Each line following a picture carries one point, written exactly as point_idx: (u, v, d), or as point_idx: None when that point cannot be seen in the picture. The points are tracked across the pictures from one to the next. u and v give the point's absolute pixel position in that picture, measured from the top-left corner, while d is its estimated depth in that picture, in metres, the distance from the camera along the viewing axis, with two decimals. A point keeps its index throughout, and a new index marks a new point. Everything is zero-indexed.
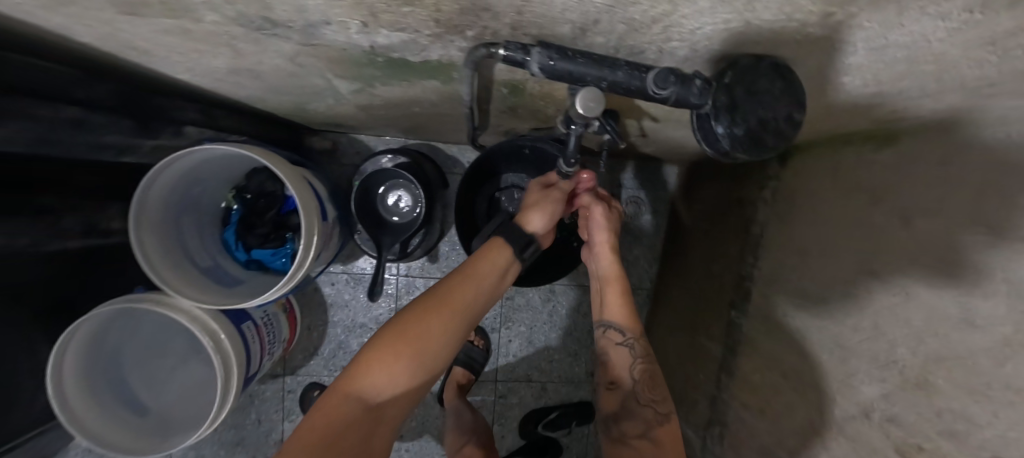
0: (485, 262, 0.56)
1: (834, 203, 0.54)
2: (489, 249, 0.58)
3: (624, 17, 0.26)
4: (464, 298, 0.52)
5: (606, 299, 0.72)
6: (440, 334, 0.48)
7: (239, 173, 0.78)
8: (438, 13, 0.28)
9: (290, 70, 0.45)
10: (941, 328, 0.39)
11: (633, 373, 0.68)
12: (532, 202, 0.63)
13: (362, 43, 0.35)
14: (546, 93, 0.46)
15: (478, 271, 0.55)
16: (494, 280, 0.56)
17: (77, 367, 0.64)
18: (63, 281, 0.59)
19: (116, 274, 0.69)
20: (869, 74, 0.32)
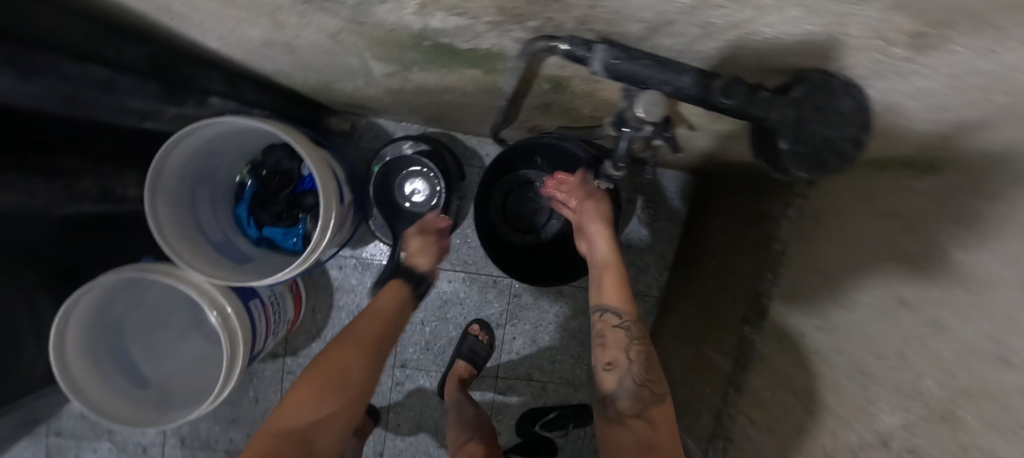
0: (387, 298, 0.66)
1: (863, 226, 0.53)
2: (387, 292, 0.68)
3: (702, 20, 0.25)
4: (371, 328, 0.61)
5: (603, 283, 0.70)
6: (352, 360, 0.57)
7: (257, 148, 0.76)
8: (505, 2, 0.27)
9: (327, 48, 0.44)
10: (972, 362, 0.37)
11: (628, 353, 0.64)
12: (413, 248, 0.72)
13: (412, 26, 0.33)
14: (587, 92, 0.45)
15: (379, 308, 0.64)
16: (394, 310, 0.65)
17: (80, 334, 0.63)
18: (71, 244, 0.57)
19: (126, 241, 0.67)
20: (937, 99, 0.31)
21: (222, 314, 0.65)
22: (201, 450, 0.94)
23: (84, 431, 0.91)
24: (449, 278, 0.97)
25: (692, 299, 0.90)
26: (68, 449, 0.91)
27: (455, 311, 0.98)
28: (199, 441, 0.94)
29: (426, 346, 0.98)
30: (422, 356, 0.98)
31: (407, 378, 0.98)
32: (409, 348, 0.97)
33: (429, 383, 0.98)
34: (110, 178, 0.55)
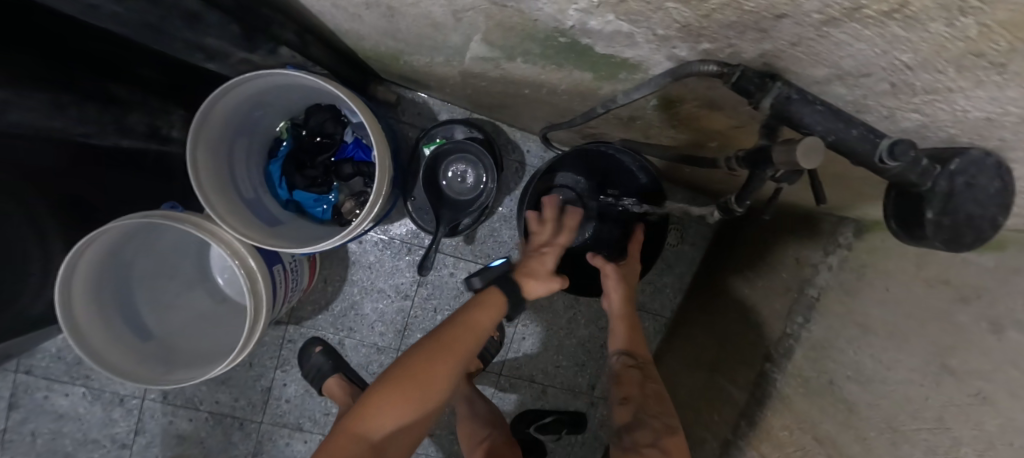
0: (487, 313, 0.62)
1: (911, 286, 0.53)
2: (487, 303, 0.62)
3: (900, 80, 0.25)
4: (460, 351, 0.59)
5: (614, 331, 0.74)
6: (438, 383, 0.56)
7: (301, 106, 0.72)
8: (700, 20, 0.25)
9: (436, 21, 0.41)
10: (1017, 439, 0.37)
11: (642, 389, 0.69)
12: (532, 270, 0.67)
13: (565, 21, 0.31)
14: (691, 116, 0.44)
15: (476, 328, 0.61)
16: (486, 329, 0.62)
17: (88, 275, 0.58)
18: (95, 176, 0.52)
19: (155, 183, 0.63)
20: None
21: (246, 267, 0.61)
22: (183, 408, 0.89)
23: (58, 373, 0.84)
24: (469, 270, 0.94)
25: (707, 325, 0.94)
26: (37, 389, 0.84)
27: None
28: (182, 398, 0.89)
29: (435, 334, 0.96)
30: None
31: None
32: (417, 334, 0.94)
33: None
34: (147, 112, 0.49)
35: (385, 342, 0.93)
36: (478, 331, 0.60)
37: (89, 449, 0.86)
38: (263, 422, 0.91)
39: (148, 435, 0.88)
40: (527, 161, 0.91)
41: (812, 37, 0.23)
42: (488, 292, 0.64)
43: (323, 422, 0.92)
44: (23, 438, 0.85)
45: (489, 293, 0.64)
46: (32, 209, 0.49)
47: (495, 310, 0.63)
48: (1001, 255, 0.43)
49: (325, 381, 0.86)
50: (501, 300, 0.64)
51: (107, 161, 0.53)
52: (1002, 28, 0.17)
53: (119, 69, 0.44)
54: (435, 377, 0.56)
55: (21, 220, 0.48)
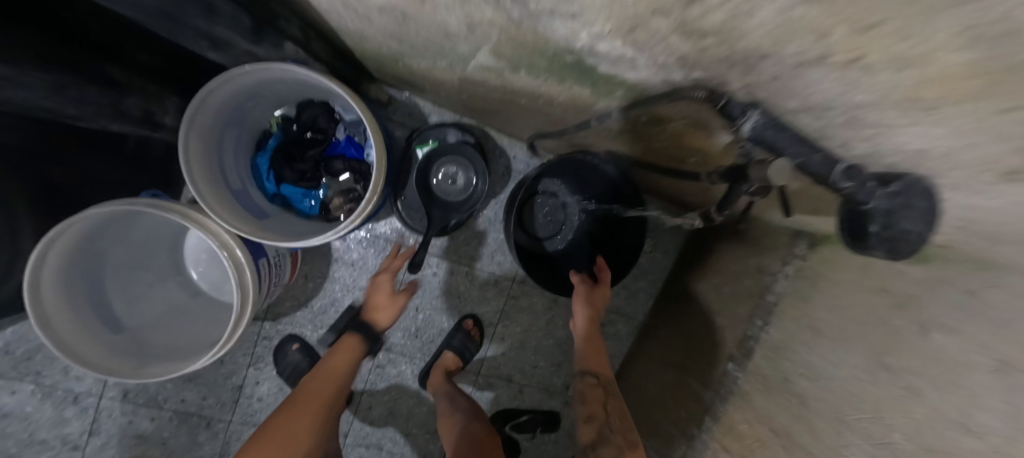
0: (340, 360, 0.75)
1: (855, 294, 0.60)
2: (340, 352, 0.77)
3: (853, 116, 0.30)
4: (320, 394, 0.70)
5: (581, 353, 0.79)
6: (302, 429, 0.64)
7: (294, 101, 0.72)
8: (696, 53, 0.30)
9: (447, 30, 0.43)
10: (938, 425, 0.44)
11: (606, 407, 0.71)
12: (376, 303, 0.83)
13: (576, 44, 0.35)
14: (677, 134, 0.49)
15: (334, 373, 0.74)
16: (345, 371, 0.75)
17: (61, 262, 0.55)
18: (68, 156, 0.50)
19: (127, 166, 0.60)
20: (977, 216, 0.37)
21: (233, 258, 0.60)
22: (145, 408, 0.84)
23: (3, 368, 0.79)
24: (453, 270, 0.96)
25: (676, 329, 1.00)
26: None
27: (453, 304, 0.97)
28: (144, 397, 0.84)
29: (416, 334, 0.96)
30: (408, 342, 0.96)
31: (390, 362, 0.96)
32: (397, 332, 0.95)
33: (411, 370, 0.97)
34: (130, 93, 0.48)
35: None
36: (336, 376, 0.74)
37: (36, 450, 0.80)
38: (232, 422, 0.88)
39: (103, 436, 0.83)
40: (513, 168, 0.94)
41: (787, 75, 0.28)
42: (343, 341, 0.79)
43: None
44: None
45: (343, 342, 0.79)
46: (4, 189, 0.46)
47: (351, 350, 0.78)
48: (928, 267, 0.50)
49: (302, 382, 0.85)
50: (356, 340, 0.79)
51: (80, 141, 0.51)
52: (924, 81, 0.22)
53: (110, 52, 0.45)
54: (298, 423, 0.65)
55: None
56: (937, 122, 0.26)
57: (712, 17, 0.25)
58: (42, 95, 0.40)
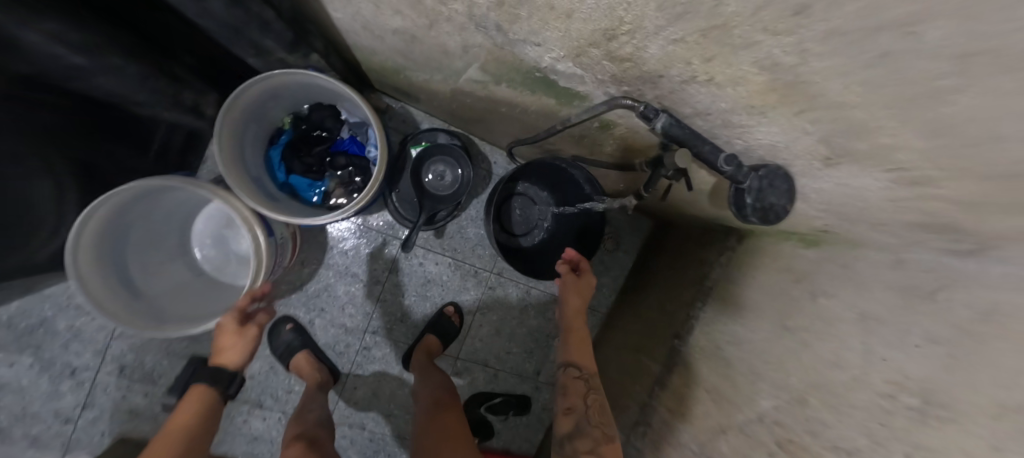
0: (183, 416, 0.68)
1: (770, 273, 0.75)
2: (184, 408, 0.70)
3: (725, 116, 0.45)
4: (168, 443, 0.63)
5: (569, 344, 0.86)
6: None
7: (305, 103, 0.83)
8: (620, 72, 0.44)
9: (446, 50, 0.56)
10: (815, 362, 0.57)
11: (586, 400, 0.78)
12: (221, 346, 0.73)
13: (542, 64, 0.49)
14: (622, 137, 0.63)
15: (171, 433, 0.65)
16: (193, 419, 0.68)
17: (98, 228, 0.64)
18: (90, 137, 0.61)
19: (140, 156, 0.71)
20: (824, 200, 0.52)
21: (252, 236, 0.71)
22: (139, 384, 0.89)
23: (6, 341, 0.83)
24: (437, 261, 1.06)
25: (635, 317, 1.12)
26: None
27: (436, 292, 1.06)
28: (140, 373, 0.89)
29: (400, 320, 1.05)
30: (394, 326, 1.04)
31: (375, 346, 1.04)
32: (384, 317, 1.04)
33: (395, 353, 1.05)
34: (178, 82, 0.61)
35: (354, 323, 1.02)
36: (182, 427, 0.67)
37: (28, 424, 0.84)
38: None
39: (96, 410, 0.87)
40: (494, 171, 1.06)
41: (677, 88, 0.43)
42: (189, 397, 0.72)
43: (284, 400, 0.97)
44: None
45: (188, 399, 0.72)
46: (48, 156, 0.55)
47: (199, 403, 0.71)
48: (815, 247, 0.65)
49: (292, 358, 0.95)
50: (203, 391, 0.73)
51: (106, 126, 0.62)
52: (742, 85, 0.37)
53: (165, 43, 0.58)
54: None
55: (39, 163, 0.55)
56: (771, 119, 0.41)
57: (622, 47, 0.39)
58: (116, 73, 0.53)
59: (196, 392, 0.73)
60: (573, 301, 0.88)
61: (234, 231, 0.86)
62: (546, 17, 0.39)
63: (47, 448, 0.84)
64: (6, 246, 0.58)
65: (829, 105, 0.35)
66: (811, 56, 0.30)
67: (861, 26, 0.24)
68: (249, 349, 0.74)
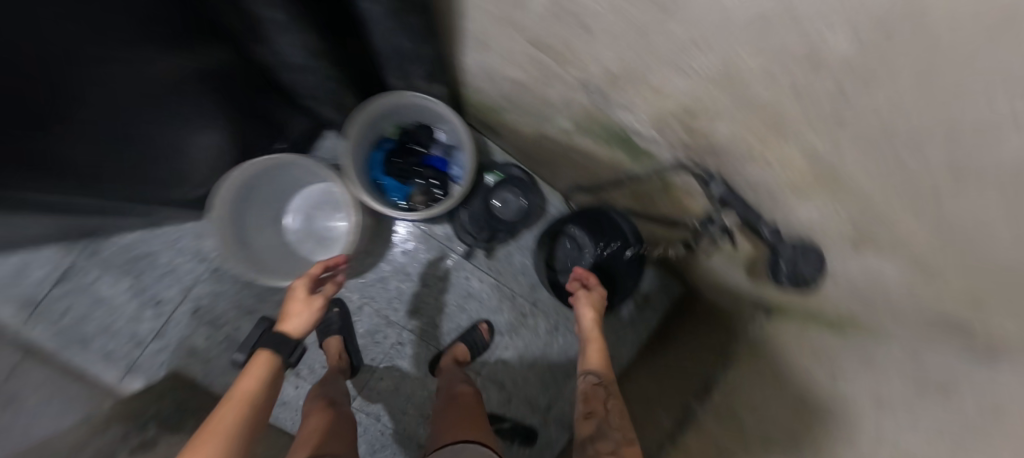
0: (252, 371, 0.74)
1: (794, 351, 0.80)
2: (253, 365, 0.76)
3: (770, 191, 0.56)
4: (245, 391, 0.70)
5: (588, 354, 0.88)
6: (225, 426, 0.63)
7: (410, 120, 0.99)
8: (689, 141, 0.57)
9: (548, 101, 0.71)
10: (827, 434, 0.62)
11: (608, 405, 0.78)
12: (290, 311, 0.83)
13: (627, 125, 0.62)
14: (678, 197, 0.74)
15: (243, 388, 0.71)
16: (254, 388, 0.71)
17: (231, 189, 0.85)
18: (237, 100, 0.79)
19: (266, 126, 0.91)
20: (848, 284, 0.60)
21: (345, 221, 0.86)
22: (205, 327, 1.00)
23: (116, 263, 0.98)
24: (481, 278, 1.15)
25: (650, 372, 1.17)
26: (90, 272, 0.97)
27: (474, 307, 1.15)
28: (210, 316, 1.00)
29: (436, 324, 1.13)
30: (430, 330, 1.12)
31: (409, 343, 1.12)
32: (424, 319, 1.13)
33: (424, 355, 1.12)
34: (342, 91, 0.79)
35: (396, 317, 1.12)
36: (253, 380, 0.73)
37: (107, 338, 0.96)
38: None
39: (164, 340, 0.99)
40: (548, 210, 1.18)
41: (732, 160, 0.55)
42: (256, 356, 0.77)
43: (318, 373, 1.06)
44: (53, 312, 0.95)
45: (255, 360, 0.77)
46: (205, 103, 0.73)
47: (266, 363, 0.76)
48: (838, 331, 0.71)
49: (327, 338, 1.05)
50: (269, 356, 0.77)
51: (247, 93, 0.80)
52: (784, 163, 0.49)
53: (354, 66, 0.76)
54: (223, 419, 0.64)
55: (198, 108, 0.73)
56: (810, 199, 0.52)
57: (695, 121, 0.52)
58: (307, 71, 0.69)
59: (262, 356, 0.77)
60: (587, 314, 0.94)
61: (340, 214, 1.02)
62: (645, 92, 0.53)
63: (116, 364, 0.96)
64: (155, 174, 0.75)
65: (857, 194, 0.45)
66: (845, 151, 0.41)
67: (879, 133, 0.35)
68: (311, 318, 0.84)
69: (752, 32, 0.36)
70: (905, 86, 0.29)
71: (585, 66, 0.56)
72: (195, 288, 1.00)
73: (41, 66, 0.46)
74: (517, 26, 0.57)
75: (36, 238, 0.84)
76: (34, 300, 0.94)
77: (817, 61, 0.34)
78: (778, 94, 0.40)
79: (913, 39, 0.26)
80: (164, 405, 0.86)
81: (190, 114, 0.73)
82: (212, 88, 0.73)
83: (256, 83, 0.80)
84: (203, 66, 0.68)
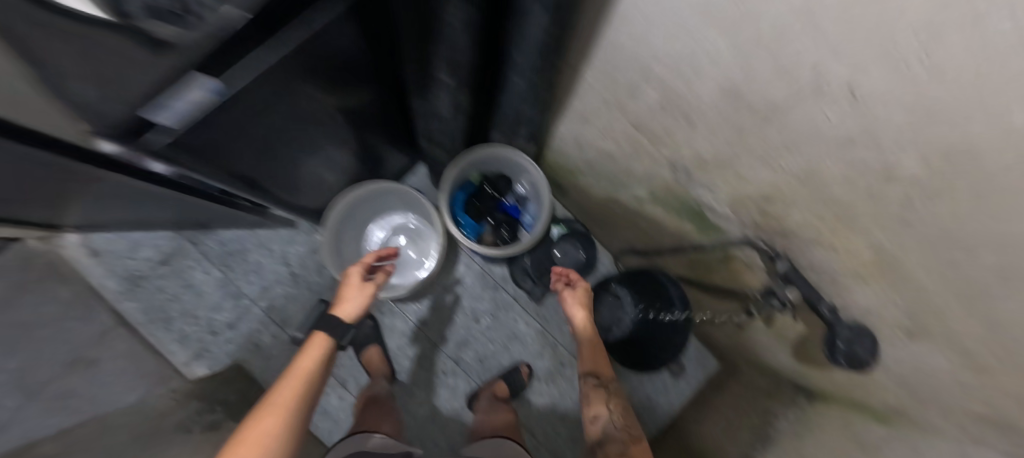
0: (311, 349, 0.80)
1: (838, 437, 0.82)
2: (311, 343, 0.82)
3: (830, 274, 0.64)
4: (305, 365, 0.76)
5: (586, 357, 0.95)
6: (288, 393, 0.69)
7: (492, 170, 1.10)
8: (761, 222, 0.67)
9: (631, 173, 0.84)
10: None
11: (608, 405, 0.87)
12: (345, 295, 0.90)
13: (703, 202, 0.73)
14: (736, 270, 0.83)
15: (303, 363, 0.77)
16: (311, 369, 0.77)
17: (339, 208, 1.05)
18: (375, 130, 0.90)
19: (381, 155, 1.02)
20: (899, 373, 0.65)
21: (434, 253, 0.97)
22: (273, 326, 1.11)
23: (212, 256, 1.10)
24: (528, 322, 1.20)
25: (683, 441, 1.18)
26: (189, 259, 1.10)
27: (517, 348, 1.19)
28: (278, 316, 1.11)
29: (480, 358, 1.18)
30: (473, 363, 1.17)
31: (451, 373, 1.16)
32: (469, 352, 1.18)
33: (464, 387, 1.16)
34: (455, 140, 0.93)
35: (444, 346, 1.17)
36: (311, 356, 0.79)
37: (186, 321, 1.07)
38: None
39: (236, 332, 1.09)
40: (598, 269, 1.27)
41: (799, 243, 0.64)
42: (313, 337, 0.83)
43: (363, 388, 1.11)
44: (149, 290, 1.06)
45: (312, 339, 0.82)
46: (353, 133, 0.84)
47: (319, 341, 0.82)
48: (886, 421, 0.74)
49: (366, 348, 1.09)
50: (324, 338, 0.82)
51: (383, 125, 0.90)
52: (848, 251, 0.58)
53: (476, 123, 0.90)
54: (287, 387, 0.70)
55: (345, 133, 0.83)
56: (870, 285, 0.60)
57: (771, 207, 0.63)
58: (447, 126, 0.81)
59: (318, 337, 0.83)
60: (578, 314, 0.99)
61: (418, 244, 1.17)
62: (729, 177, 0.64)
63: (189, 347, 1.03)
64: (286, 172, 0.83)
65: (915, 287, 0.53)
66: (907, 248, 0.50)
67: (940, 237, 0.44)
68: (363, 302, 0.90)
69: (837, 147, 0.47)
70: (962, 203, 0.39)
71: (678, 151, 0.68)
72: (272, 288, 1.11)
73: (285, 77, 0.53)
74: (626, 112, 0.71)
75: (166, 219, 1.00)
76: (136, 277, 1.06)
77: (892, 175, 0.44)
78: (851, 194, 0.51)
79: (971, 172, 0.36)
80: (229, 392, 0.96)
81: (338, 135, 0.82)
82: (364, 119, 0.83)
83: (393, 118, 0.90)
84: (370, 103, 0.78)
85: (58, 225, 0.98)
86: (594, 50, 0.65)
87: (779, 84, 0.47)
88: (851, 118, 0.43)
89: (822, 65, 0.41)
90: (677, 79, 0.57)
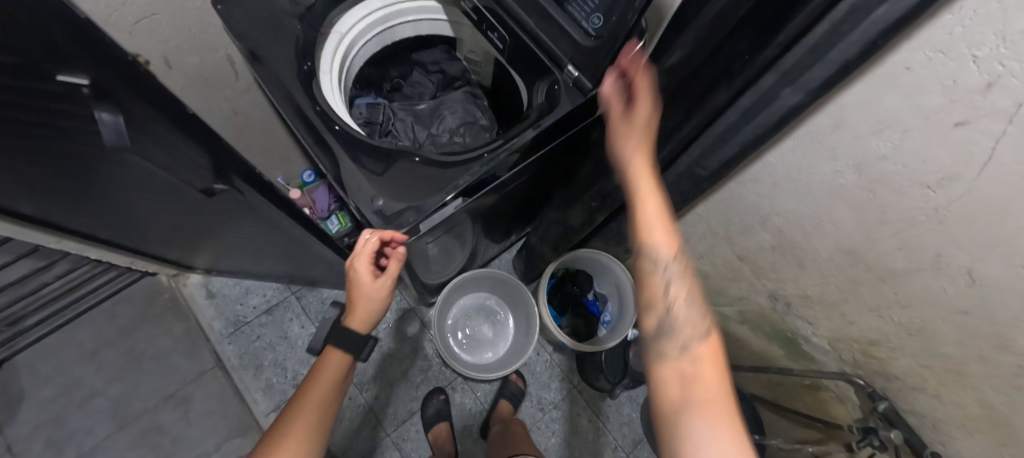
0: (329, 368, 0.56)
1: None
2: (325, 361, 0.56)
3: (931, 418, 0.69)
4: (321, 392, 0.53)
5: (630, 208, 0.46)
6: (297, 440, 0.48)
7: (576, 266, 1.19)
8: (860, 360, 0.75)
9: (727, 294, 0.96)
10: None
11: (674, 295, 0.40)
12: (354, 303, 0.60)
13: (800, 332, 0.84)
14: (824, 400, 0.89)
15: (317, 395, 0.53)
16: (329, 402, 0.53)
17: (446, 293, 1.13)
18: (502, 226, 1.03)
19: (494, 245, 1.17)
20: None
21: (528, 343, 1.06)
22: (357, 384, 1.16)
23: (311, 311, 1.18)
24: (592, 419, 1.20)
25: None
26: (290, 311, 1.17)
27: (580, 446, 1.17)
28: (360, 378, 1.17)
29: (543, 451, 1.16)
30: None
31: None
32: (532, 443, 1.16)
33: None
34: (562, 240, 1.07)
35: None
36: (329, 375, 0.55)
37: (273, 371, 1.11)
38: (389, 436, 1.14)
39: None
40: None
41: (898, 383, 0.71)
42: (327, 357, 0.57)
43: None
44: (251, 335, 1.14)
45: (324, 358, 0.57)
46: (488, 229, 0.99)
47: (332, 366, 0.56)
48: None
49: (434, 425, 1.09)
50: (340, 359, 0.57)
51: (509, 222, 1.04)
52: (954, 402, 0.63)
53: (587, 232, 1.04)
54: (297, 429, 0.49)
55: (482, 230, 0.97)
56: (975, 438, 0.64)
57: (872, 348, 0.71)
58: (572, 233, 0.94)
59: (330, 354, 0.57)
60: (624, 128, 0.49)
61: (498, 326, 1.22)
62: (832, 318, 0.75)
63: (271, 399, 1.09)
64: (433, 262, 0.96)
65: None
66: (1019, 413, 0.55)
67: None
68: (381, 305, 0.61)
69: (950, 314, 0.55)
70: None
71: (780, 288, 0.81)
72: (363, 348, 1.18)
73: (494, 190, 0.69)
74: (736, 247, 0.84)
75: (285, 275, 1.11)
76: (240, 322, 1.15)
77: (1002, 345, 0.51)
78: (960, 355, 0.58)
79: None
80: None
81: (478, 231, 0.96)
82: (501, 218, 0.97)
83: (519, 216, 1.04)
84: (512, 206, 0.92)
85: (193, 268, 1.12)
86: (715, 194, 0.80)
87: (900, 256, 0.56)
88: (964, 296, 0.52)
89: (945, 252, 0.50)
90: (796, 231, 0.70)
